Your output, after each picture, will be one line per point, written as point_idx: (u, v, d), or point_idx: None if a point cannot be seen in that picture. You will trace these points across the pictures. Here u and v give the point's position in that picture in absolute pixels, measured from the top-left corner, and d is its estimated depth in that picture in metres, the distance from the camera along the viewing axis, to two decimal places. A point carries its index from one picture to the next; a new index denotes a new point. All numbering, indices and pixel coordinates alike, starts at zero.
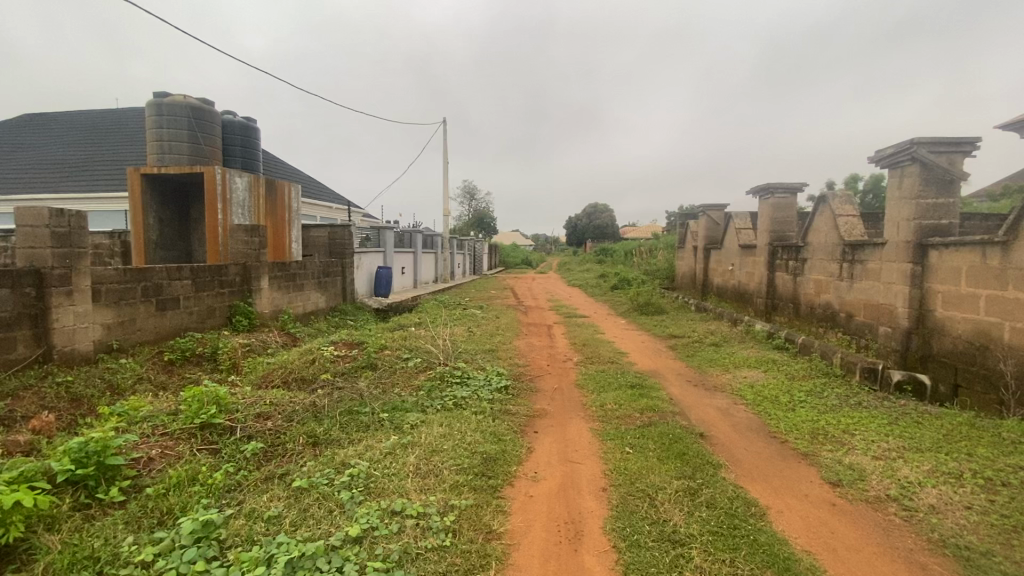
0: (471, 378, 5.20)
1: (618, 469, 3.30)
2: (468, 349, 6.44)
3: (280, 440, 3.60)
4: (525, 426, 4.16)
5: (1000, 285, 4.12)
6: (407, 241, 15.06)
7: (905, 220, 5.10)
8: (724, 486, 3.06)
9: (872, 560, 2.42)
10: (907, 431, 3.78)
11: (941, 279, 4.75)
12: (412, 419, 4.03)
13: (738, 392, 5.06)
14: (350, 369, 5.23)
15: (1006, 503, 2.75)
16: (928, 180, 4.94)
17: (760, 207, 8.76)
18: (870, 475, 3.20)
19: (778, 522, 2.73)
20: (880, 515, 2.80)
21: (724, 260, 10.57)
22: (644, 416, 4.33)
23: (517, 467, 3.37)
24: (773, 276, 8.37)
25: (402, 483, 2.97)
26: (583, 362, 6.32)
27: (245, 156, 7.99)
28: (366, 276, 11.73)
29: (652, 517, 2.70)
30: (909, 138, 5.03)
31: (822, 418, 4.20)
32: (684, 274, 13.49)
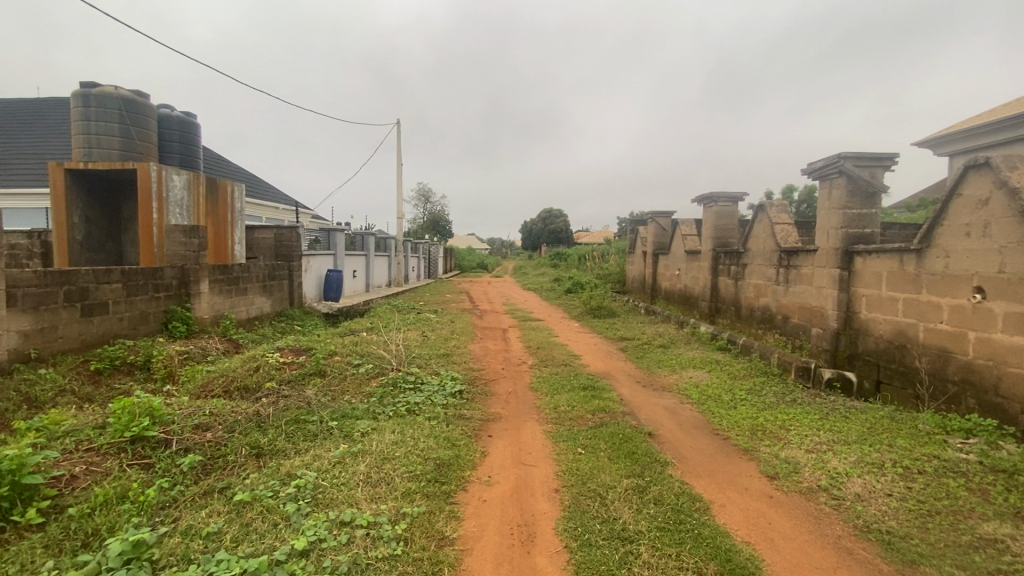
0: (424, 383, 5.14)
1: (570, 470, 3.35)
2: (423, 354, 6.35)
3: (220, 452, 3.43)
4: (480, 430, 4.15)
5: (915, 288, 4.49)
6: (359, 243, 14.72)
7: (833, 228, 5.48)
8: (671, 483, 3.17)
9: (805, 547, 2.58)
10: (836, 425, 4.05)
11: (865, 283, 5.13)
12: (363, 427, 3.93)
13: (684, 392, 5.26)
14: (297, 376, 5.05)
15: (921, 489, 3.00)
16: (853, 191, 5.33)
17: (705, 214, 9.17)
18: (803, 467, 3.40)
19: (721, 515, 2.85)
20: (811, 505, 2.99)
21: (672, 266, 10.97)
22: (596, 417, 4.43)
23: (470, 472, 3.36)
24: (716, 280, 8.77)
25: (352, 492, 2.89)
26: (537, 365, 6.38)
27: (183, 153, 7.57)
28: (315, 279, 11.36)
29: (603, 516, 2.76)
30: (837, 152, 5.42)
31: (761, 415, 4.43)
32: (635, 278, 13.88)
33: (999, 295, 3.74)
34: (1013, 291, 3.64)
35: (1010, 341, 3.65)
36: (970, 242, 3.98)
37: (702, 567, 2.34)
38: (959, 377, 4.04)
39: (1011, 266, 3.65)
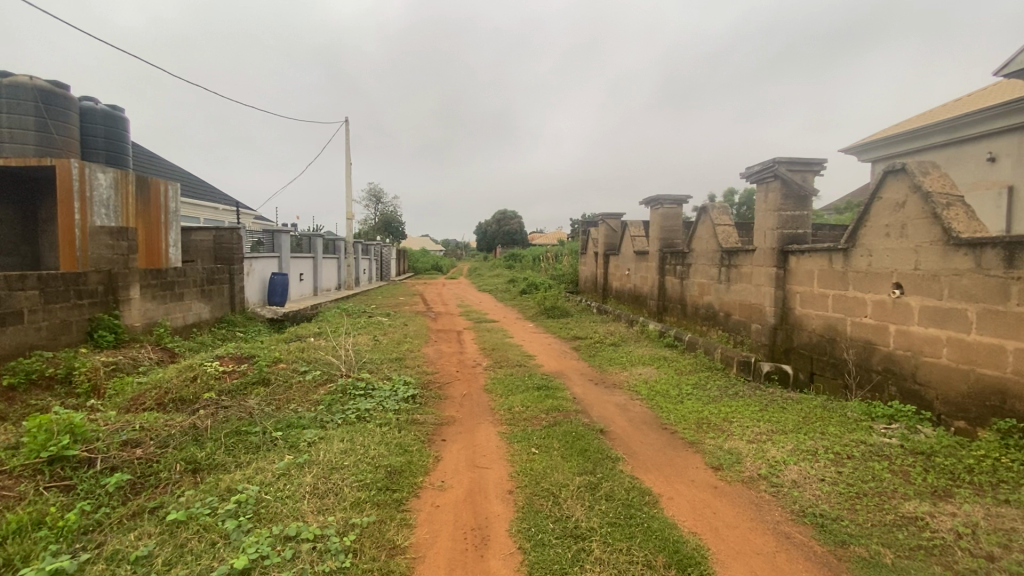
0: (375, 389, 5.00)
1: (524, 470, 3.36)
2: (374, 359, 6.19)
3: (152, 469, 3.21)
4: (433, 434, 4.09)
5: (843, 285, 4.80)
6: (306, 245, 14.21)
7: (770, 229, 5.78)
8: (621, 478, 3.24)
9: (747, 534, 2.69)
10: (774, 416, 4.26)
11: (799, 280, 5.44)
12: (310, 436, 3.78)
13: (634, 389, 5.39)
14: (238, 386, 4.80)
15: (850, 473, 3.20)
16: (787, 194, 5.64)
17: (652, 216, 9.44)
18: (745, 457, 3.56)
19: (669, 508, 2.94)
20: (753, 493, 3.13)
21: (622, 266, 11.24)
22: (550, 416, 4.46)
23: (423, 478, 3.30)
24: (663, 280, 9.05)
25: (297, 505, 2.77)
26: (492, 367, 6.37)
27: (110, 149, 7.05)
28: (259, 283, 10.87)
29: (556, 515, 2.78)
30: (772, 157, 5.72)
31: (706, 408, 4.61)
32: (587, 279, 14.12)
33: (915, 290, 4.05)
34: (926, 286, 3.96)
35: (925, 332, 3.96)
36: (890, 242, 4.29)
37: (652, 560, 2.40)
38: (882, 367, 4.35)
39: (924, 264, 3.97)
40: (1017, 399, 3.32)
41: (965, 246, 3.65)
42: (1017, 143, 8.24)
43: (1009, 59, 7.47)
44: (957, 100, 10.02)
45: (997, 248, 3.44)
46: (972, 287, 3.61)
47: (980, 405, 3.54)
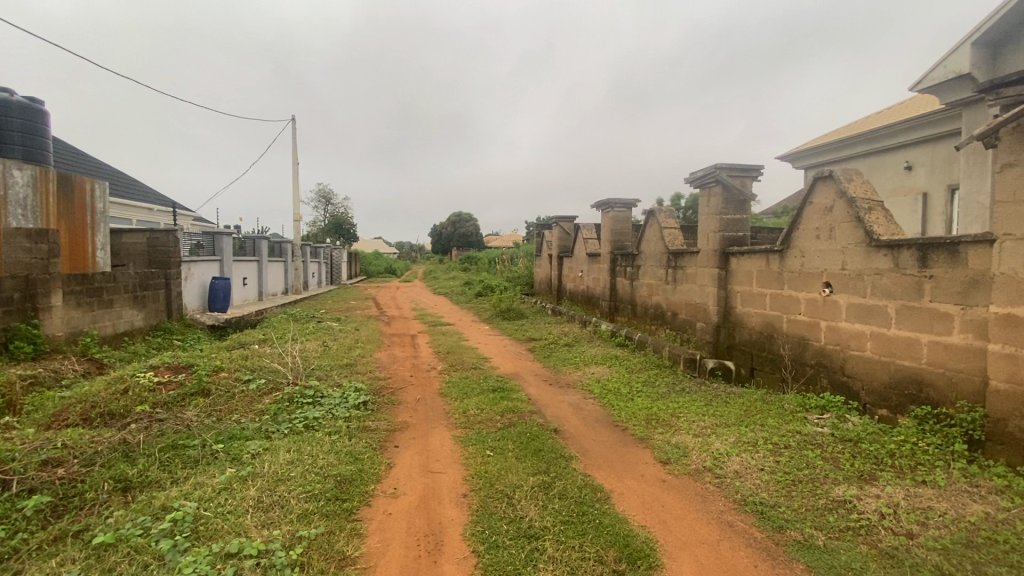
0: (324, 396, 4.85)
1: (478, 473, 3.35)
2: (324, 365, 6.00)
3: (76, 490, 2.98)
4: (385, 441, 4.00)
5: (779, 285, 5.09)
6: (250, 248, 13.60)
7: (712, 232, 6.04)
8: (574, 476, 3.29)
9: (693, 524, 2.80)
10: (718, 410, 4.45)
11: (740, 280, 5.71)
12: (254, 448, 3.62)
13: (587, 388, 5.49)
14: (175, 398, 4.53)
15: (787, 461, 3.39)
16: (728, 198, 5.92)
17: (603, 219, 9.66)
18: (691, 451, 3.71)
19: (620, 503, 3.02)
20: (698, 485, 3.26)
21: (575, 268, 11.42)
22: (505, 418, 4.47)
23: (374, 486, 3.22)
24: (614, 281, 9.28)
25: (240, 520, 2.65)
26: (447, 370, 6.32)
27: (28, 145, 6.50)
28: (198, 288, 10.30)
29: (510, 516, 2.79)
30: (713, 163, 6.00)
31: (655, 405, 4.75)
32: (541, 281, 14.27)
33: (843, 289, 4.35)
34: (853, 285, 4.25)
35: (852, 327, 4.25)
36: (820, 244, 4.58)
37: (603, 555, 2.45)
38: (815, 361, 4.64)
39: (850, 264, 4.27)
40: (930, 387, 3.61)
41: (886, 247, 3.95)
42: (930, 153, 9.01)
43: (923, 75, 8.17)
44: (877, 112, 10.84)
45: (913, 249, 3.74)
46: (892, 285, 3.90)
47: (899, 394, 3.84)
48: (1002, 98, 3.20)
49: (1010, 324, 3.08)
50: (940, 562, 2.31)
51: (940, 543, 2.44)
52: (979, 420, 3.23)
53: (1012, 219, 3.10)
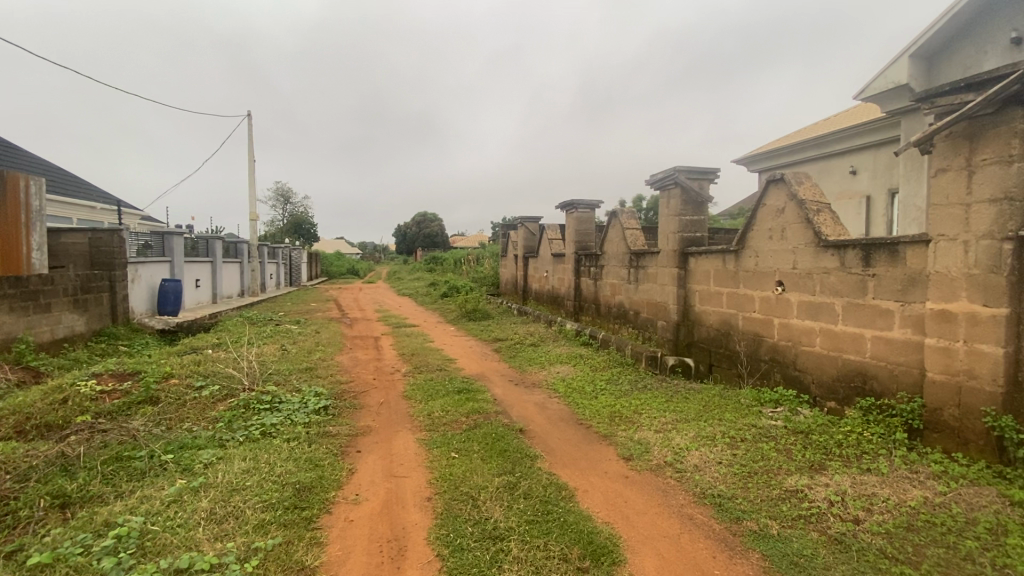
0: (283, 402, 4.69)
1: (443, 475, 3.31)
2: (282, 370, 5.81)
3: (7, 508, 2.77)
4: (347, 446, 3.91)
5: (735, 283, 5.26)
6: (203, 249, 13.03)
7: (672, 233, 6.20)
8: (539, 475, 3.30)
9: (655, 519, 2.85)
10: (678, 406, 4.57)
11: (698, 280, 5.88)
12: (206, 457, 3.46)
13: (552, 387, 5.53)
14: (120, 407, 4.29)
15: (744, 454, 3.51)
16: (686, 200, 6.09)
17: (567, 220, 9.75)
18: (653, 446, 3.79)
19: (583, 501, 3.04)
20: (660, 479, 3.34)
21: (540, 268, 11.49)
22: (470, 419, 4.45)
23: (336, 493, 3.14)
24: (579, 281, 9.39)
25: (191, 534, 2.53)
26: (411, 372, 6.23)
27: None
28: (146, 290, 9.79)
29: (475, 518, 2.77)
30: (673, 166, 6.16)
31: (618, 402, 4.83)
32: (507, 281, 14.29)
33: (794, 287, 4.54)
34: (803, 284, 4.44)
35: (802, 324, 4.45)
36: (773, 244, 4.77)
37: (567, 553, 2.47)
38: (768, 357, 4.83)
39: (801, 263, 4.46)
40: (874, 379, 3.82)
41: (833, 247, 4.15)
42: (873, 158, 9.54)
43: (866, 85, 8.63)
44: (824, 119, 11.39)
45: (857, 249, 3.94)
46: (839, 284, 4.10)
47: (846, 387, 4.04)
48: (936, 107, 3.41)
49: (944, 319, 3.28)
50: (884, 546, 2.44)
51: (884, 527, 2.58)
52: (918, 409, 3.44)
53: (945, 221, 3.31)
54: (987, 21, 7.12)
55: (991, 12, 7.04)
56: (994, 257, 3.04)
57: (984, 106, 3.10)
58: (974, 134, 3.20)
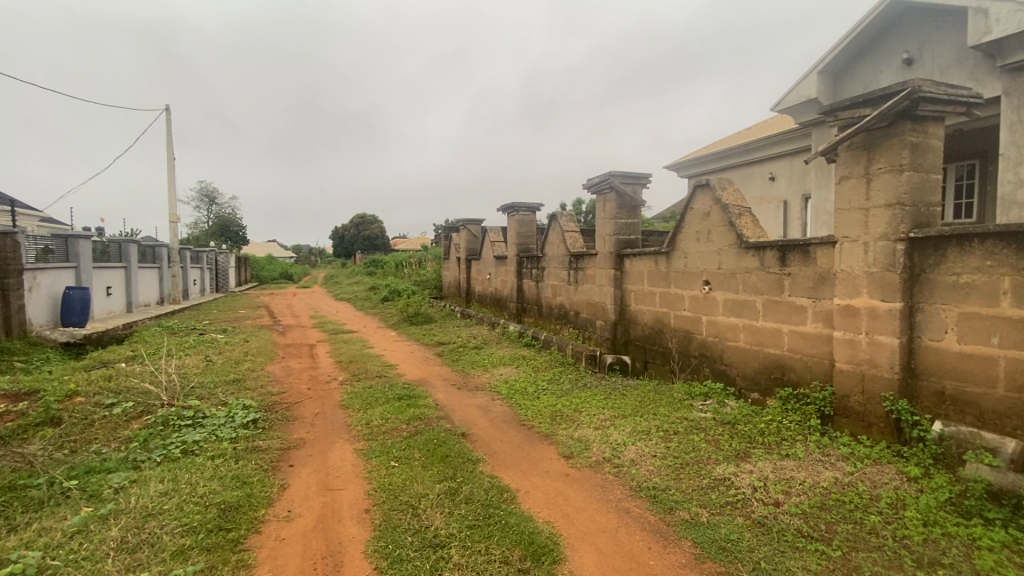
0: (207, 417, 4.39)
1: (382, 486, 3.22)
2: (205, 383, 5.43)
3: None
4: (278, 461, 3.71)
5: (668, 283, 5.50)
6: (114, 253, 11.96)
7: (609, 235, 6.40)
8: (480, 479, 3.28)
9: (594, 515, 2.92)
10: (616, 402, 4.72)
11: (633, 280, 6.09)
12: (117, 481, 3.17)
13: (495, 389, 5.54)
14: (14, 431, 3.86)
15: (676, 446, 3.67)
16: (622, 204, 6.30)
17: (508, 222, 9.80)
18: (592, 443, 3.88)
19: (525, 501, 3.07)
20: (599, 475, 3.43)
21: (483, 270, 11.49)
22: (411, 426, 4.36)
23: (265, 511, 2.97)
24: (521, 283, 9.47)
25: (98, 567, 2.31)
26: (349, 380, 6.02)
27: None
28: (46, 300, 8.85)
29: (415, 527, 2.71)
30: (608, 171, 6.36)
31: (559, 401, 4.92)
32: (450, 284, 14.17)
33: (720, 286, 4.81)
34: (728, 283, 4.71)
35: (728, 320, 4.72)
36: (701, 246, 5.02)
37: (508, 555, 2.47)
38: (698, 352, 5.08)
39: (725, 263, 4.73)
40: (791, 370, 4.11)
41: (753, 248, 4.43)
42: (789, 166, 10.29)
43: (781, 97, 9.31)
44: (746, 129, 12.17)
45: (774, 250, 4.24)
46: (759, 282, 4.39)
47: (767, 378, 4.32)
48: (839, 119, 3.73)
49: (849, 313, 3.59)
50: (801, 526, 2.63)
51: (801, 508, 2.79)
52: (828, 397, 3.75)
53: (848, 224, 3.63)
54: (883, 43, 7.89)
55: (886, 35, 7.82)
56: (889, 257, 3.36)
57: (878, 120, 3.42)
58: (870, 146, 3.53)
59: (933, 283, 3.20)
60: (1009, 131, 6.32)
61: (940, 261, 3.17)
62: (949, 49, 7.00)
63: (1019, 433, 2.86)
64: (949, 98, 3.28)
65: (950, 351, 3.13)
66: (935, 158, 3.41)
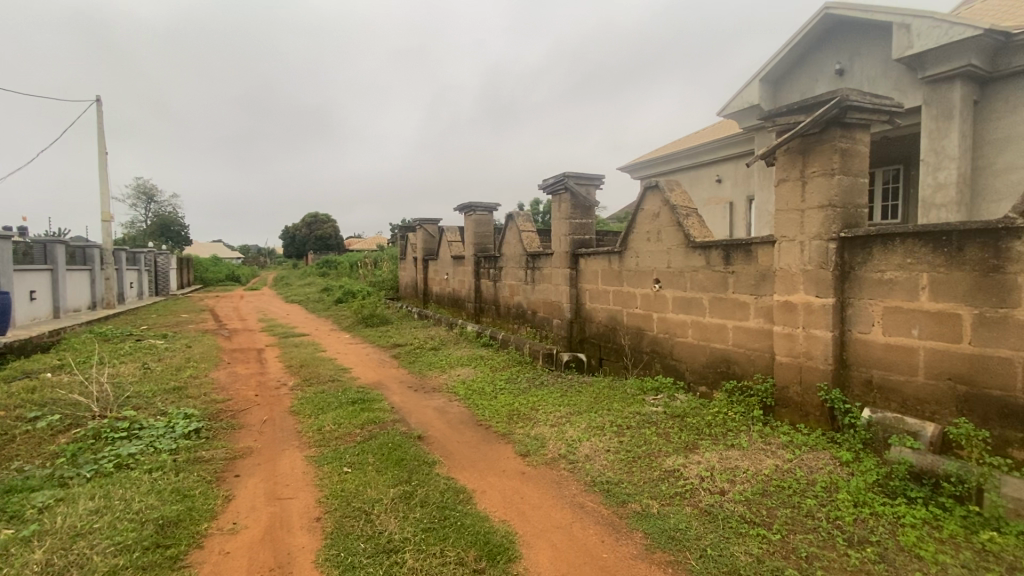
0: (143, 428, 4.14)
1: (334, 493, 3.14)
2: (143, 392, 5.12)
3: None
4: (223, 471, 3.55)
5: (621, 282, 5.63)
6: (38, 254, 11.07)
7: (564, 235, 6.48)
8: (436, 481, 3.26)
9: (549, 512, 2.95)
10: (572, 399, 4.79)
11: (588, 279, 6.21)
12: (41, 500, 2.94)
13: (452, 390, 5.50)
14: None
15: (629, 441, 3.76)
16: (576, 205, 6.39)
17: (465, 222, 9.77)
18: (548, 441, 3.92)
19: (481, 502, 3.07)
20: (554, 472, 3.47)
21: (440, 271, 11.39)
22: (365, 430, 4.27)
23: (208, 524, 2.84)
24: (479, 283, 9.45)
25: None
26: (300, 385, 5.83)
27: None
28: None
29: (368, 533, 2.66)
30: (562, 172, 6.44)
31: (516, 400, 4.94)
32: (407, 284, 13.97)
33: (669, 284, 4.97)
34: (677, 281, 4.87)
35: (677, 317, 4.88)
36: (651, 246, 5.17)
37: (463, 556, 2.46)
38: (649, 348, 5.24)
39: (674, 262, 4.88)
40: (736, 364, 4.30)
41: (700, 247, 4.60)
42: (734, 169, 10.75)
43: (727, 103, 9.71)
44: (693, 133, 12.64)
45: (719, 249, 4.42)
46: (705, 280, 4.56)
47: (714, 372, 4.51)
48: (777, 125, 3.93)
49: (787, 308, 3.79)
50: (745, 512, 2.76)
51: (744, 495, 2.93)
52: (770, 388, 3.95)
53: (786, 224, 3.83)
54: (817, 54, 8.37)
55: (820, 46, 8.30)
56: (822, 255, 3.57)
57: (812, 126, 3.62)
58: (805, 150, 3.74)
59: (862, 279, 3.43)
60: (929, 138, 6.84)
61: (867, 259, 3.39)
62: (876, 61, 7.51)
63: (937, 416, 3.10)
64: (873, 107, 3.52)
65: (877, 342, 3.36)
66: (862, 163, 3.65)
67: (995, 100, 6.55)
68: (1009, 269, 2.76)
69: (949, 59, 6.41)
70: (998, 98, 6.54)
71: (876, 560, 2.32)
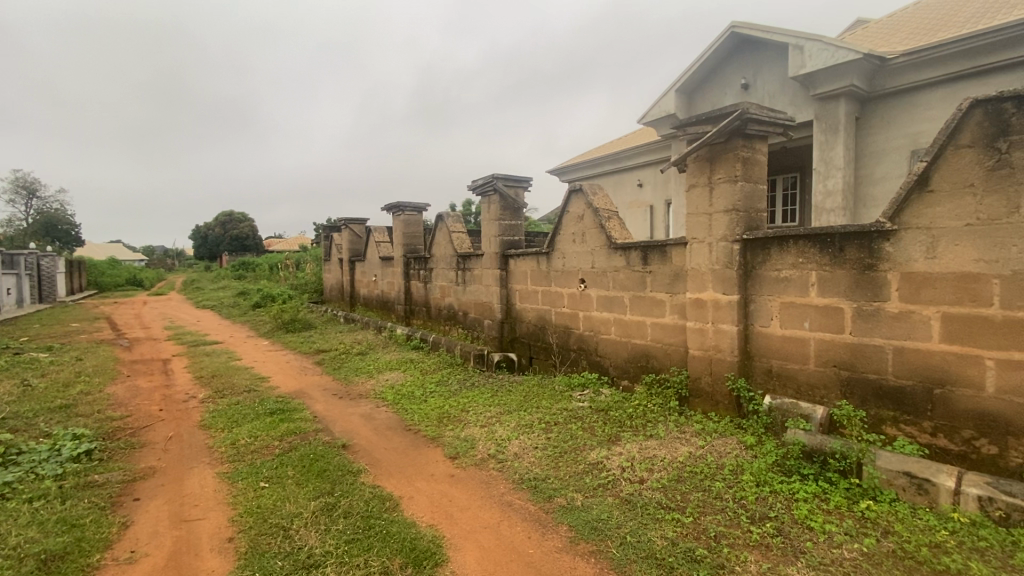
0: (22, 454, 3.67)
1: (249, 510, 2.96)
2: (21, 413, 4.54)
3: None
4: (120, 496, 3.24)
5: (549, 282, 5.77)
6: None
7: (493, 236, 6.53)
8: (361, 490, 3.17)
9: (477, 513, 2.96)
10: (501, 399, 4.83)
11: (518, 280, 6.29)
12: None
13: (380, 396, 5.36)
14: None
15: (555, 437, 3.86)
16: (506, 205, 6.47)
17: (394, 223, 9.55)
18: (477, 442, 3.93)
19: (408, 508, 3.02)
20: (482, 473, 3.49)
21: (368, 272, 11.04)
22: (285, 442, 4.06)
23: (101, 554, 2.58)
24: (409, 285, 9.28)
25: None
26: (212, 397, 5.43)
27: None
28: None
29: (286, 549, 2.54)
30: (492, 173, 6.50)
31: (445, 403, 4.90)
32: (332, 287, 13.40)
33: (593, 284, 5.15)
34: (600, 280, 5.06)
35: (601, 315, 5.08)
36: (576, 247, 5.33)
37: (388, 565, 2.42)
38: (576, 346, 5.40)
39: (598, 262, 5.07)
40: (655, 358, 4.55)
41: (621, 249, 4.81)
42: (653, 174, 11.34)
43: (647, 110, 10.21)
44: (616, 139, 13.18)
45: (638, 250, 4.64)
46: (625, 280, 4.78)
47: (635, 366, 4.74)
48: (688, 134, 4.19)
49: (699, 305, 4.06)
50: (661, 499, 2.92)
51: (661, 482, 3.10)
52: (684, 380, 4.21)
53: (697, 227, 4.10)
54: (726, 68, 9.02)
55: (728, 61, 8.95)
56: (728, 256, 3.85)
57: (718, 136, 3.90)
58: (713, 158, 4.01)
59: (762, 278, 3.75)
60: (820, 149, 7.60)
61: (767, 259, 3.71)
62: (776, 78, 8.22)
63: (825, 400, 3.46)
64: (770, 120, 3.85)
65: (775, 335, 3.69)
66: (761, 171, 3.98)
67: (873, 116, 7.39)
68: (880, 267, 3.13)
69: (835, 79, 7.15)
70: (875, 115, 7.39)
71: (775, 534, 2.55)
